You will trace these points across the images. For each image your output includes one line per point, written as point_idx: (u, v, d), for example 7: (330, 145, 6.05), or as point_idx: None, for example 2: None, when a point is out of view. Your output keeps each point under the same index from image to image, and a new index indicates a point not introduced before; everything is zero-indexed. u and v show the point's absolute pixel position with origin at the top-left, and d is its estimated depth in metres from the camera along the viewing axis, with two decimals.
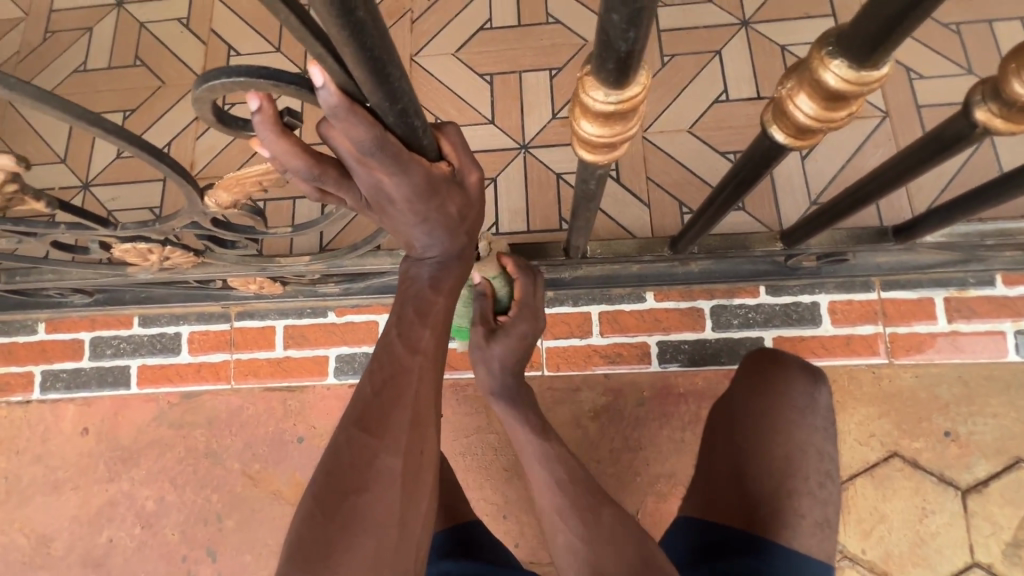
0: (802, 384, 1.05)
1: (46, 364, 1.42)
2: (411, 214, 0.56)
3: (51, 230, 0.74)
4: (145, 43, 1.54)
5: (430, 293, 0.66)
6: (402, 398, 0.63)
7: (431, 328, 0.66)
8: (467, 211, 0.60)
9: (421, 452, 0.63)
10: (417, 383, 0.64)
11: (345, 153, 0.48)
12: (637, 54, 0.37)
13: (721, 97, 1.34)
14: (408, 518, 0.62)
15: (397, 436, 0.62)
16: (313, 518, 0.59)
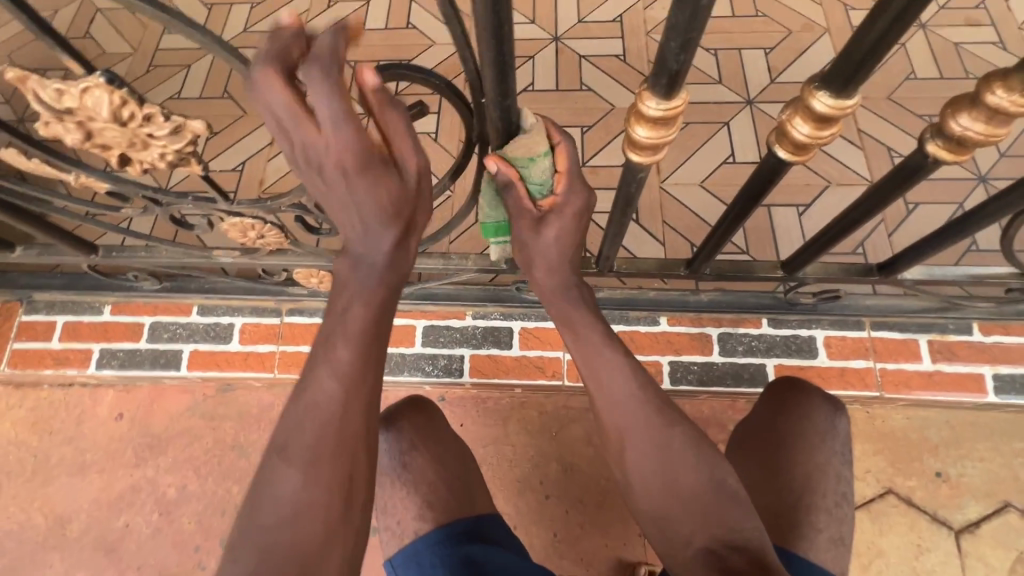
0: (825, 411, 1.05)
1: (106, 342, 1.51)
2: (345, 186, 0.63)
3: (181, 202, 0.91)
4: (235, 81, 1.79)
5: (359, 304, 0.66)
6: (326, 423, 0.61)
7: (361, 344, 0.65)
8: (400, 199, 0.65)
9: (349, 478, 0.61)
10: (342, 404, 0.62)
11: (288, 100, 0.56)
12: (683, 73, 0.54)
13: (729, 159, 1.55)
14: (330, 548, 0.59)
15: (320, 465, 0.60)
16: (238, 552, 0.58)
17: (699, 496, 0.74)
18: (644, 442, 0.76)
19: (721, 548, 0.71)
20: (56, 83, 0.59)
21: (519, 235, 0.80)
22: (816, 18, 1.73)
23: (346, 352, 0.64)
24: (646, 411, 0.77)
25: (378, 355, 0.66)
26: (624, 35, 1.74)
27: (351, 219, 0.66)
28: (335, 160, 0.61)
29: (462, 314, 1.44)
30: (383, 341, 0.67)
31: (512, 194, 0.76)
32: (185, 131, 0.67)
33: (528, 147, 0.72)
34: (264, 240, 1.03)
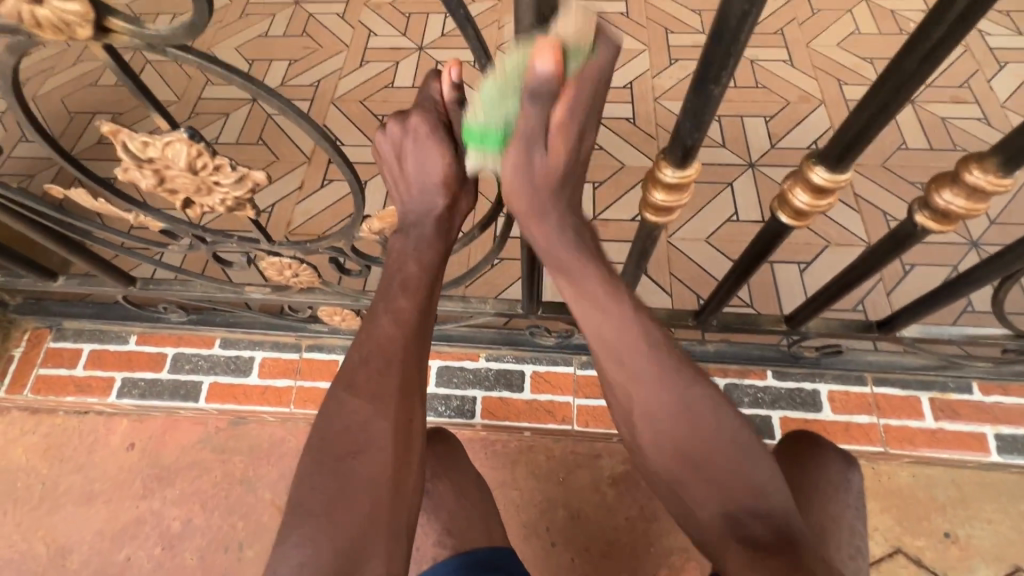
0: (840, 464, 1.07)
1: (129, 372, 1.56)
2: (413, 161, 0.73)
3: (227, 242, 0.98)
4: (269, 129, 1.91)
5: (411, 268, 0.78)
6: (388, 365, 0.74)
7: (418, 299, 0.77)
8: (453, 182, 0.75)
9: (410, 419, 0.73)
10: (402, 350, 0.75)
11: (399, 127, 0.72)
12: (695, 148, 0.62)
13: (733, 217, 1.64)
14: (399, 474, 0.70)
15: (386, 401, 0.72)
16: (314, 474, 0.68)
17: (718, 456, 0.73)
18: (658, 393, 0.76)
19: (744, 516, 0.70)
20: (144, 136, 0.67)
21: (514, 157, 0.66)
22: (812, 91, 1.86)
23: (406, 305, 0.77)
24: (663, 359, 0.77)
25: (430, 313, 0.79)
26: (633, 100, 1.87)
27: (412, 193, 0.76)
28: (410, 137, 0.71)
29: (475, 355, 1.49)
30: (434, 301, 0.80)
31: (531, 97, 0.58)
32: (247, 181, 0.75)
33: (575, 32, 0.55)
34: (298, 278, 1.10)
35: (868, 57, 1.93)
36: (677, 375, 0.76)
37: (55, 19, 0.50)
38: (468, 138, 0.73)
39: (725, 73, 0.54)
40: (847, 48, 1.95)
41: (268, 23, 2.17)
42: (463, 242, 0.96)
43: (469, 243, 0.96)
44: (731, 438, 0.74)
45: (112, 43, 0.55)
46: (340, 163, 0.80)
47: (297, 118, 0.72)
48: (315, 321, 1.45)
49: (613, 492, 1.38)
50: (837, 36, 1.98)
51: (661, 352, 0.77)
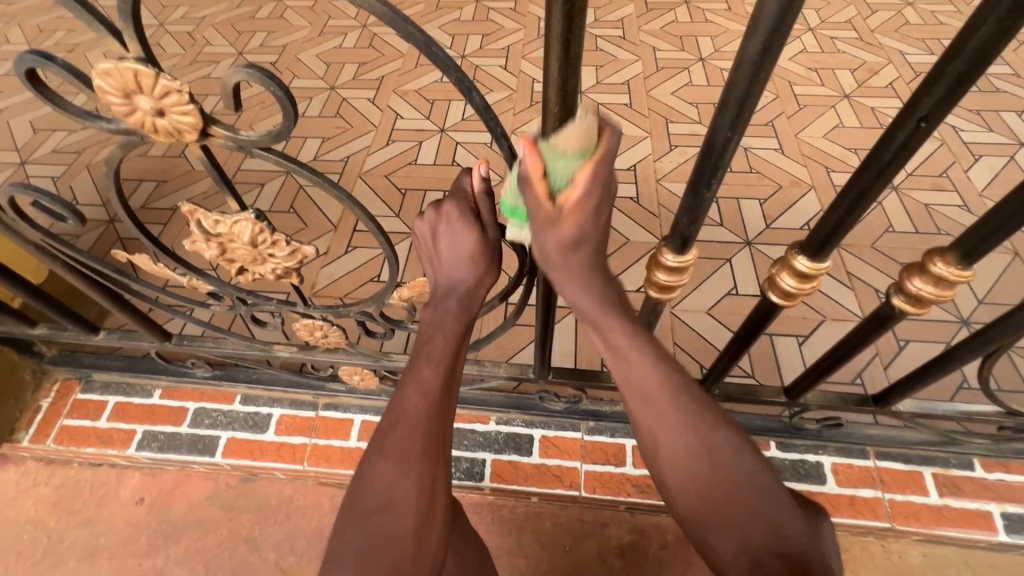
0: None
1: (150, 425, 1.60)
2: (444, 239, 0.82)
3: (266, 304, 1.08)
4: (300, 198, 2.06)
5: (438, 336, 0.86)
6: (416, 429, 0.80)
7: (443, 369, 0.84)
8: (479, 258, 0.82)
9: (433, 481, 0.78)
10: (428, 415, 0.81)
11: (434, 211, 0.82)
12: (691, 238, 0.72)
13: (733, 291, 1.73)
14: (424, 535, 0.75)
15: (412, 466, 0.77)
16: (346, 529, 0.74)
17: (739, 497, 0.73)
18: (678, 433, 0.77)
19: (766, 556, 0.68)
20: (216, 215, 0.78)
21: (536, 235, 0.71)
22: (802, 177, 2.02)
23: (432, 374, 0.84)
24: (683, 403, 0.78)
25: (454, 378, 0.86)
26: (637, 181, 2.03)
27: (443, 269, 0.84)
28: (442, 221, 0.81)
29: (486, 418, 1.53)
30: (458, 370, 0.87)
31: (528, 182, 0.64)
32: (298, 253, 0.86)
33: (572, 142, 0.60)
34: (326, 340, 1.19)
35: (852, 148, 2.10)
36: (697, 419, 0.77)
37: (171, 126, 0.62)
38: (495, 220, 0.81)
39: (714, 181, 0.64)
40: (832, 139, 2.14)
41: (305, 105, 2.41)
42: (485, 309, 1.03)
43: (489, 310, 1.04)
44: (749, 480, 0.74)
45: (208, 143, 0.67)
46: (382, 241, 0.91)
47: (346, 199, 0.84)
48: (334, 380, 1.52)
49: (619, 563, 1.38)
50: (822, 128, 2.18)
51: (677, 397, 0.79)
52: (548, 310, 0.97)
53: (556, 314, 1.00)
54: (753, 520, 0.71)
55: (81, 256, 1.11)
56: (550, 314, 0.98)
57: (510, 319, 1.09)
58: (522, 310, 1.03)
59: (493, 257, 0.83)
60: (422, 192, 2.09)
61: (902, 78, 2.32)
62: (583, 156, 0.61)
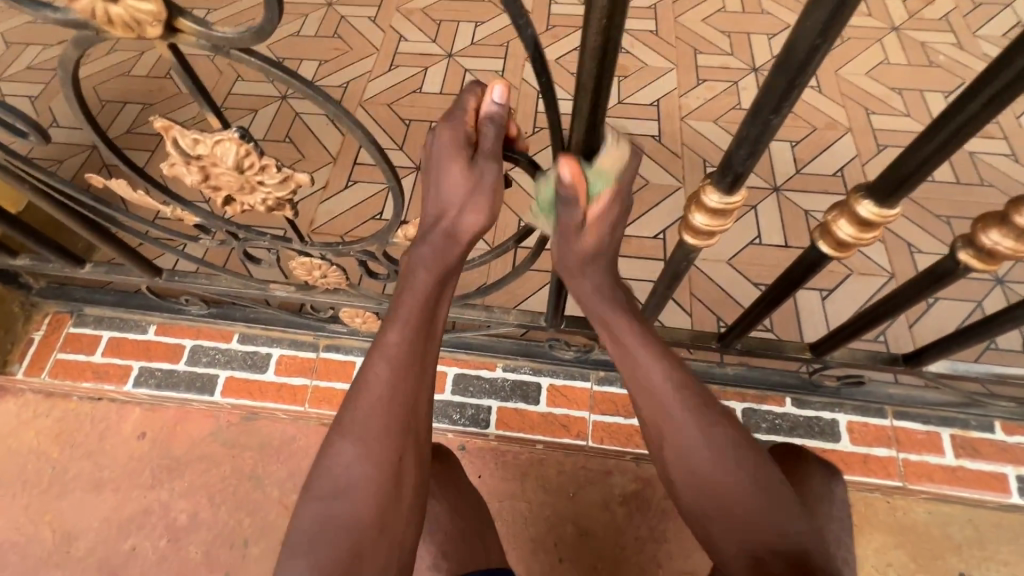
0: (820, 475, 1.02)
1: (146, 361, 1.56)
2: (435, 167, 0.72)
3: (259, 240, 1.00)
4: (297, 127, 1.92)
5: (409, 300, 0.78)
6: (378, 402, 0.74)
7: (410, 335, 0.76)
8: (468, 189, 0.72)
9: (398, 459, 0.73)
10: (392, 387, 0.74)
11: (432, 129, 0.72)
12: (745, 175, 0.62)
13: (756, 240, 1.63)
14: (386, 519, 0.71)
15: (372, 443, 0.72)
16: (305, 514, 0.71)
17: (744, 494, 0.75)
18: (686, 429, 0.79)
19: (766, 554, 0.72)
20: (195, 134, 0.68)
21: (561, 247, 0.77)
22: (839, 119, 1.86)
23: (398, 342, 0.76)
24: (692, 397, 0.80)
25: (423, 345, 0.77)
26: (660, 119, 1.87)
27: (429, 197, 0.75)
28: (435, 146, 0.71)
29: (492, 365, 1.49)
30: (432, 332, 0.79)
31: (569, 202, 0.70)
32: (291, 182, 0.76)
33: (611, 161, 0.68)
34: (326, 280, 1.11)
35: (896, 87, 1.93)
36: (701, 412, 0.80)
37: (128, 16, 0.51)
38: (497, 152, 0.69)
39: (786, 104, 0.54)
40: (876, 78, 1.95)
41: (300, 23, 2.20)
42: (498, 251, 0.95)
43: (502, 253, 0.96)
44: (754, 478, 0.76)
45: (177, 42, 0.56)
46: (387, 172, 0.80)
47: (344, 119, 0.74)
48: (335, 322, 1.46)
49: (623, 511, 1.38)
50: (865, 65, 1.99)
51: (685, 392, 0.80)
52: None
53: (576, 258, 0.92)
54: (752, 515, 0.74)
55: (53, 180, 1.00)
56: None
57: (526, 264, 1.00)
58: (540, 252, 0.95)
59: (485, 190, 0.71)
60: (428, 124, 1.94)
61: (959, 10, 2.09)
62: (611, 182, 0.70)
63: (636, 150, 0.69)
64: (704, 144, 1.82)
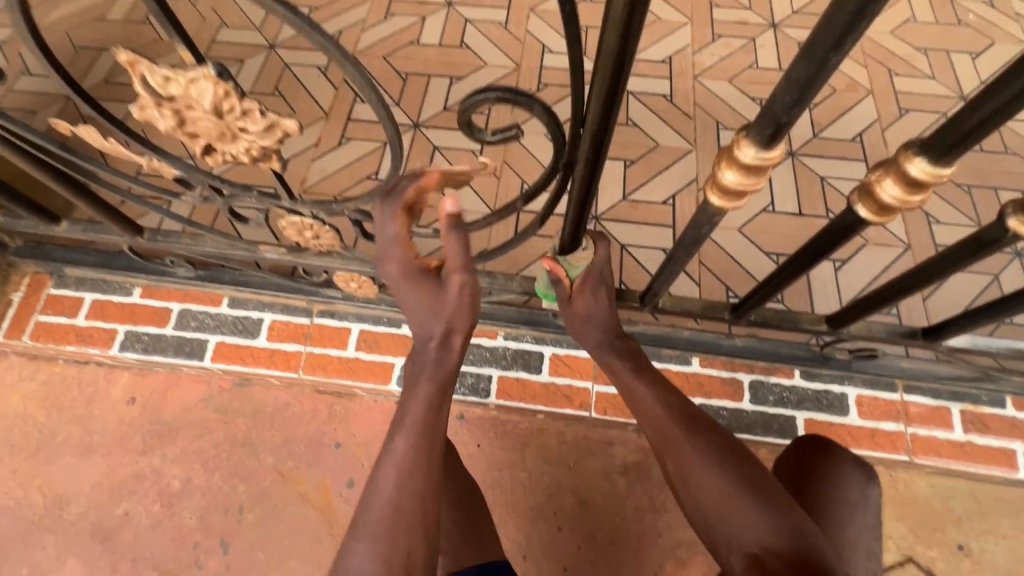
0: (856, 480, 0.99)
1: (132, 325, 1.50)
2: (411, 283, 0.87)
3: (245, 197, 0.92)
4: (286, 79, 1.80)
5: (413, 400, 0.89)
6: (388, 507, 0.83)
7: (414, 439, 0.86)
8: (450, 303, 0.87)
9: (406, 552, 0.81)
10: (398, 483, 0.84)
11: (393, 241, 0.85)
12: (789, 126, 0.55)
13: (769, 207, 1.56)
14: None
15: (383, 537, 0.81)
16: None
17: (732, 496, 0.86)
18: (683, 457, 0.91)
19: (764, 554, 0.80)
20: (165, 70, 0.60)
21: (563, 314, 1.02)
22: (861, 80, 1.76)
23: (401, 438, 0.86)
24: (684, 429, 0.93)
25: (426, 440, 0.86)
26: (671, 76, 1.77)
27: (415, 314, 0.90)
28: (404, 262, 0.87)
29: (493, 333, 1.44)
30: (435, 431, 0.87)
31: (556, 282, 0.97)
32: (276, 130, 0.68)
33: (580, 259, 0.95)
34: (318, 241, 1.04)
35: (922, 47, 1.82)
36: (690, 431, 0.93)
37: None
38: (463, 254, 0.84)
39: (848, 39, 0.47)
40: (901, 37, 1.84)
41: None
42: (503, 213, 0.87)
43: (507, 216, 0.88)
44: (746, 492, 0.86)
45: None
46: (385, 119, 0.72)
47: (333, 52, 0.65)
48: (329, 287, 1.40)
49: (623, 481, 1.37)
50: (891, 22, 1.87)
51: (677, 419, 0.95)
52: (581, 210, 0.81)
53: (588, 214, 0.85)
54: (748, 523, 0.83)
55: (16, 127, 0.92)
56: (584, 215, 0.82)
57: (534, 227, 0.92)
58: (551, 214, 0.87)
59: (464, 301, 0.87)
60: (426, 78, 1.82)
61: None
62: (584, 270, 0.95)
63: (602, 238, 0.92)
64: (717, 105, 1.72)
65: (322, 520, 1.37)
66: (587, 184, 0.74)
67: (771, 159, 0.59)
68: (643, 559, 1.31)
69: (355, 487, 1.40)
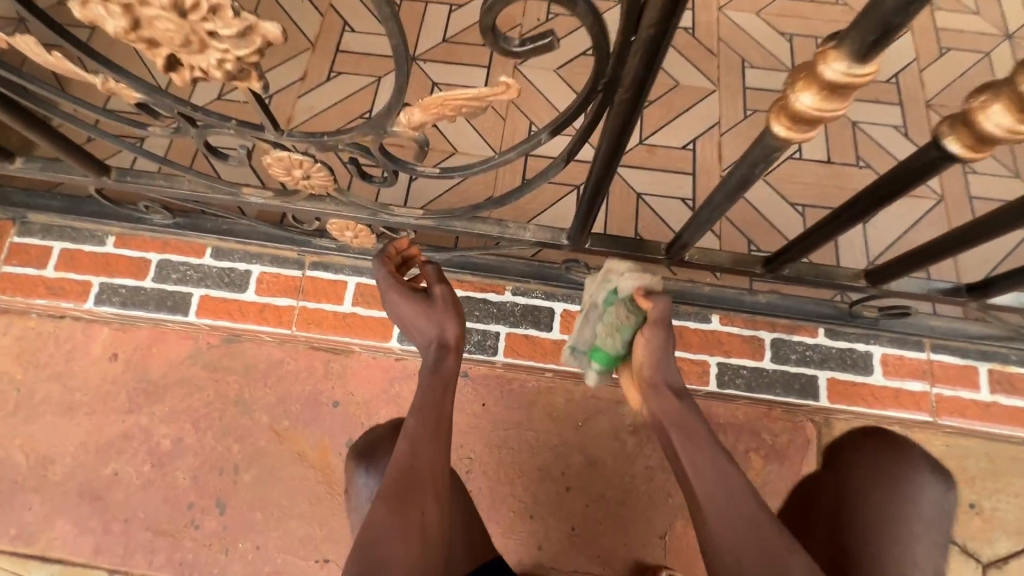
0: (933, 490, 0.94)
1: (107, 277, 1.38)
2: (409, 306, 0.96)
3: (222, 127, 0.79)
4: (266, 3, 1.61)
5: (426, 392, 0.90)
6: (404, 473, 0.82)
7: (426, 416, 0.87)
8: (440, 310, 0.96)
9: (423, 512, 0.79)
10: (415, 456, 0.83)
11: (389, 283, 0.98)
12: (891, 34, 0.46)
13: (796, 155, 1.45)
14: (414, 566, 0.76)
15: (399, 501, 0.79)
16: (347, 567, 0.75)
17: None
18: (747, 540, 0.74)
19: None
20: None
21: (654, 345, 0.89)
22: None
23: (415, 422, 0.86)
24: (755, 508, 0.77)
25: (441, 424, 0.87)
26: (694, 8, 1.61)
27: (413, 331, 0.98)
28: (398, 293, 0.97)
29: (500, 288, 1.35)
30: (448, 413, 0.89)
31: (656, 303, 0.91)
32: (254, 35, 0.55)
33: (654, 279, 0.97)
34: (308, 184, 0.91)
35: None
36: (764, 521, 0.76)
37: None
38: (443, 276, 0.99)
39: None
40: None
41: None
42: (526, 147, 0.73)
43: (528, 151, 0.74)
44: None
45: None
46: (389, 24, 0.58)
47: None
48: (321, 237, 1.29)
49: (633, 441, 1.32)
50: None
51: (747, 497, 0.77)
52: (623, 131, 0.68)
53: (623, 149, 0.74)
54: None
55: None
56: (625, 138, 0.70)
57: (556, 165, 0.78)
58: (579, 146, 0.74)
59: (450, 307, 0.96)
60: (423, 4, 1.64)
61: None
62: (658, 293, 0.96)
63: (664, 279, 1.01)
64: (743, 40, 1.57)
65: (322, 480, 1.32)
66: (636, 98, 0.62)
67: (862, 79, 0.49)
68: (653, 518, 1.29)
69: None
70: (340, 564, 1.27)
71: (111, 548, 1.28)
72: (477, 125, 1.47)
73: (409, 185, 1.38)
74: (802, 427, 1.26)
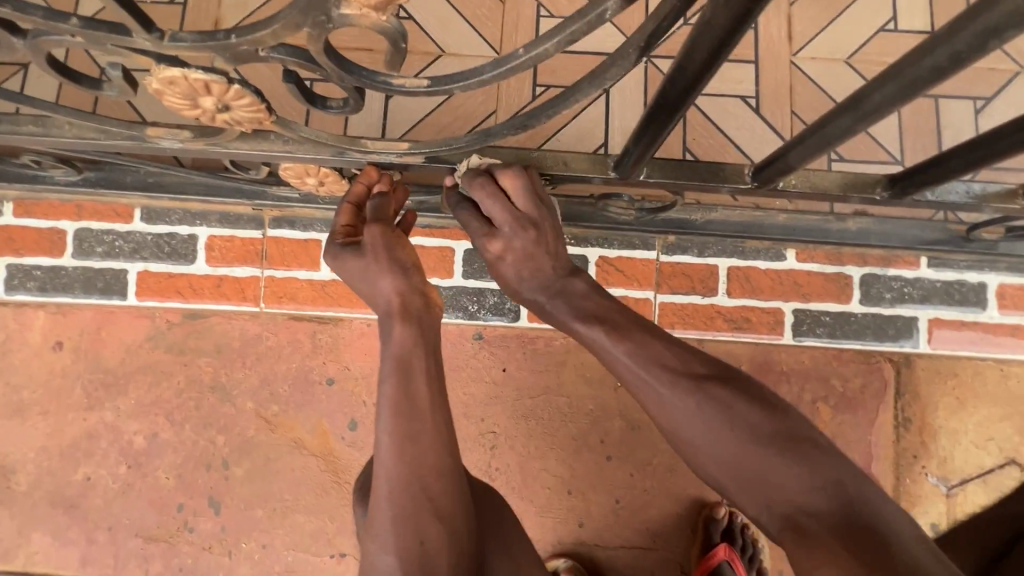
0: None
1: (15, 257, 1.13)
2: (343, 260, 0.75)
3: (61, 32, 0.47)
4: None
5: (389, 383, 0.67)
6: (386, 490, 0.63)
7: (396, 417, 0.65)
8: (371, 262, 0.73)
9: (421, 541, 0.61)
10: (390, 473, 0.64)
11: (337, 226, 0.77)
12: None
13: (888, 25, 1.09)
14: None
15: (388, 534, 0.62)
16: None
17: (755, 449, 0.58)
18: (677, 405, 0.62)
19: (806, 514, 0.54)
20: None
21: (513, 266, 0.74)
22: None
23: (383, 428, 0.65)
24: (655, 386, 0.63)
25: (418, 422, 0.65)
26: None
27: (367, 298, 0.76)
28: (335, 256, 0.76)
29: None
30: (421, 409, 0.66)
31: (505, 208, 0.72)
32: None
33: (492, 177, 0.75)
34: (231, 120, 0.60)
35: None
36: (674, 377, 0.63)
37: None
38: (379, 224, 0.74)
39: None
40: None
41: None
42: (581, 27, 0.44)
43: (581, 38, 0.45)
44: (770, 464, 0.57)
45: None
46: None
47: None
48: (277, 184, 0.98)
49: None
50: None
51: (661, 366, 0.64)
52: None
53: (744, 33, 0.44)
54: (780, 486, 0.56)
55: None
56: (758, 7, 0.41)
57: (623, 58, 0.50)
58: (666, 22, 0.45)
59: (382, 259, 0.72)
60: None
61: None
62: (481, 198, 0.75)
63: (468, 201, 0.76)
64: None
65: (325, 469, 1.14)
66: None
67: None
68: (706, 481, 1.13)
69: (359, 429, 1.15)
70: (358, 556, 1.14)
71: (99, 559, 1.13)
72: (468, 13, 1.11)
73: (387, 103, 1.06)
74: (877, 367, 1.04)
